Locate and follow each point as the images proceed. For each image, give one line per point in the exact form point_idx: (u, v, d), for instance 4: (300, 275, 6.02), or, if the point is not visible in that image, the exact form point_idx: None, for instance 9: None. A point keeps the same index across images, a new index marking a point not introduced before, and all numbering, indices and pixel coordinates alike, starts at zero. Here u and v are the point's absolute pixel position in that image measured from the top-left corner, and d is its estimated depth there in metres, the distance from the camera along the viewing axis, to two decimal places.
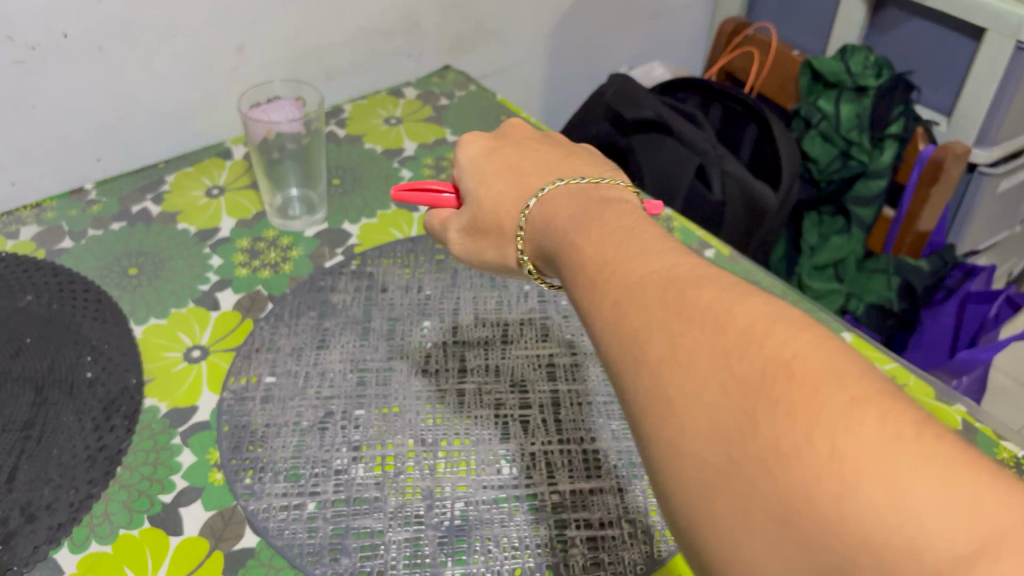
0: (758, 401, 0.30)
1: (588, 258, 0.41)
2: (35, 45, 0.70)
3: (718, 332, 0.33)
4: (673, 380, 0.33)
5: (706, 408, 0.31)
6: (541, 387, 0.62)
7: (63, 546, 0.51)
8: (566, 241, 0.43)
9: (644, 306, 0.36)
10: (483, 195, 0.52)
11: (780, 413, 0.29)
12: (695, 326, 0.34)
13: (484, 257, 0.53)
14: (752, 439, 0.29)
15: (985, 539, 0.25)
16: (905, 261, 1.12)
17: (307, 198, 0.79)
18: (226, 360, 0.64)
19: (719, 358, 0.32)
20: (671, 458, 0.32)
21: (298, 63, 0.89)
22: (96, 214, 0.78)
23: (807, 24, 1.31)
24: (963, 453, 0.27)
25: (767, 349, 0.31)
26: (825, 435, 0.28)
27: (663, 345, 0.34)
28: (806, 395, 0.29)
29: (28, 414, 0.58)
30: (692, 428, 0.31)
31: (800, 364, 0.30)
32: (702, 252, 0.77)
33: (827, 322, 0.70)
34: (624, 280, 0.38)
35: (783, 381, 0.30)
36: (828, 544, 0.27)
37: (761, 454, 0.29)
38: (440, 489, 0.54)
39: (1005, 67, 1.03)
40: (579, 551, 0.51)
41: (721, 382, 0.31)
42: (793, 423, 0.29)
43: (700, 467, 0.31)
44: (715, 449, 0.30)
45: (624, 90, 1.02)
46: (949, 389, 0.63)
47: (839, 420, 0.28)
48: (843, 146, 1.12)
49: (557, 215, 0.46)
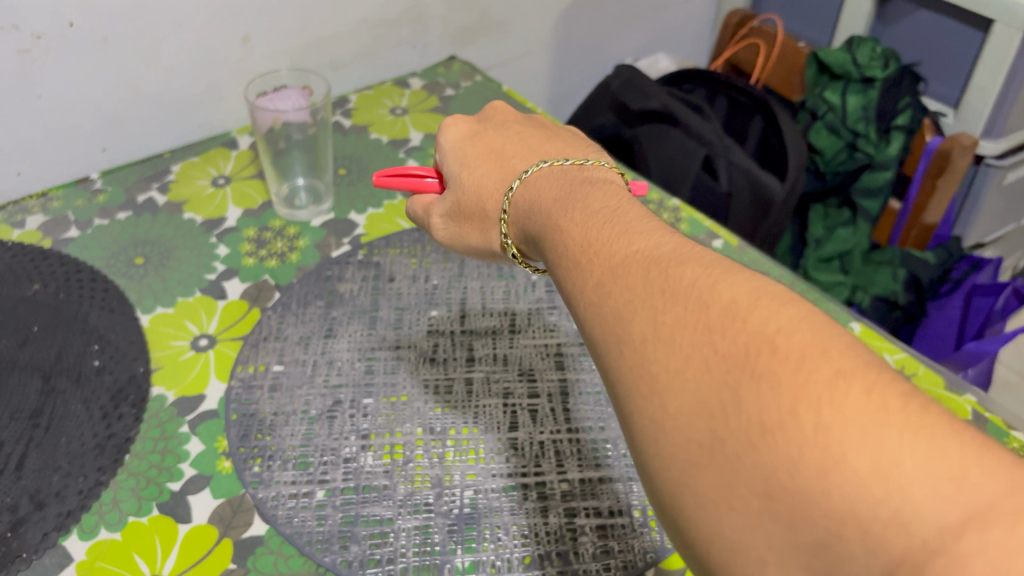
0: (741, 376, 0.30)
1: (571, 239, 0.41)
2: (41, 35, 0.70)
3: (700, 309, 0.33)
4: (656, 357, 0.33)
5: (688, 385, 0.31)
6: (550, 375, 0.62)
7: (73, 534, 0.51)
8: (549, 223, 0.43)
9: (626, 285, 0.36)
10: (466, 179, 0.52)
11: (763, 388, 0.29)
12: (677, 303, 0.34)
13: (472, 243, 0.52)
14: (736, 414, 0.30)
15: (973, 509, 0.25)
16: (911, 253, 1.11)
17: (313, 187, 0.79)
18: (233, 348, 0.63)
19: (702, 334, 0.32)
20: (654, 436, 0.32)
21: (303, 53, 0.89)
22: (101, 203, 0.77)
23: (813, 16, 1.31)
24: (950, 424, 0.27)
25: (754, 324, 0.31)
26: (810, 409, 0.28)
27: (645, 325, 0.34)
28: (790, 369, 0.29)
29: (37, 402, 0.58)
30: (675, 406, 0.31)
31: (784, 339, 0.30)
32: (710, 242, 0.77)
33: (836, 313, 0.69)
34: (607, 260, 0.38)
35: (767, 356, 0.30)
36: (813, 519, 0.27)
37: (746, 428, 0.29)
38: (450, 477, 0.54)
39: (1013, 58, 1.03)
40: (589, 539, 0.51)
41: (703, 358, 0.32)
42: (776, 398, 0.29)
43: (683, 444, 0.31)
44: (698, 425, 0.31)
45: (630, 82, 1.03)
46: (959, 378, 0.63)
47: (823, 393, 0.28)
48: (850, 138, 1.11)
49: (542, 198, 0.46)
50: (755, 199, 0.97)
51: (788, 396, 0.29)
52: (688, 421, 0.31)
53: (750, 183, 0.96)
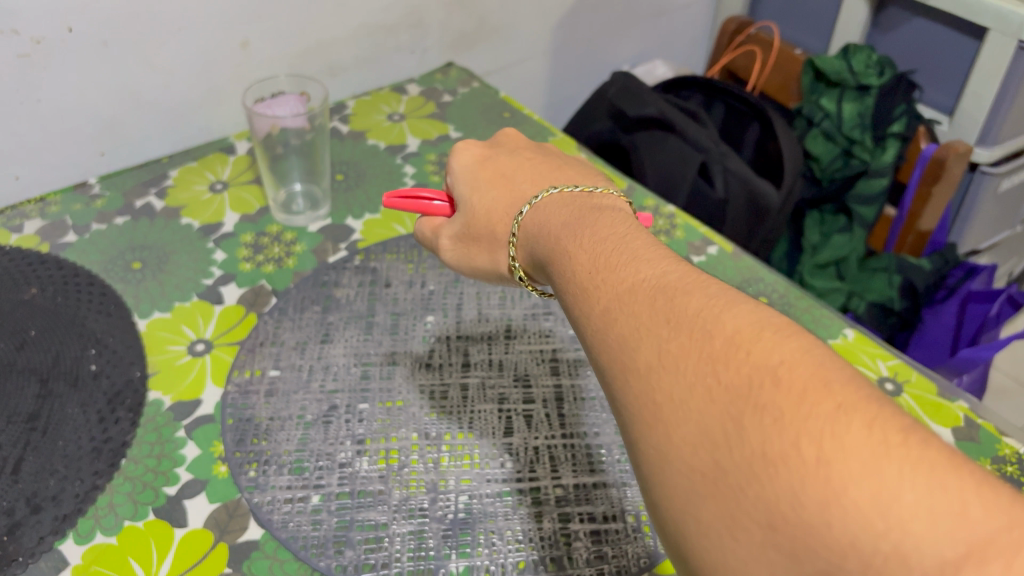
0: (745, 408, 0.31)
1: (579, 265, 0.41)
2: (40, 39, 0.70)
3: (705, 339, 0.34)
4: (660, 386, 0.33)
5: (692, 415, 0.32)
6: (544, 381, 0.62)
7: (68, 538, 0.51)
8: (558, 248, 0.44)
9: (632, 313, 0.37)
10: (477, 203, 0.52)
11: (766, 420, 0.30)
12: (682, 332, 0.34)
13: (481, 264, 0.52)
14: (739, 445, 0.30)
15: (973, 544, 0.25)
16: (906, 260, 1.12)
17: (311, 193, 0.79)
18: (230, 353, 0.64)
19: (706, 364, 0.33)
20: (658, 464, 0.32)
21: (302, 59, 0.89)
22: (100, 208, 0.78)
23: (809, 23, 1.31)
24: (950, 458, 0.28)
25: (758, 354, 0.32)
26: (813, 441, 0.28)
27: (650, 352, 0.35)
28: (793, 402, 0.30)
29: (34, 406, 0.58)
30: (679, 435, 0.32)
31: (786, 372, 0.31)
32: (705, 249, 0.77)
33: (830, 320, 0.70)
34: (614, 287, 0.39)
35: (770, 387, 0.30)
36: (813, 549, 0.27)
37: (750, 459, 0.30)
38: (444, 483, 0.54)
39: (1008, 66, 1.03)
40: (583, 544, 0.51)
41: (707, 390, 0.32)
42: (780, 430, 0.29)
43: (685, 473, 0.31)
44: (701, 455, 0.31)
45: (626, 89, 1.03)
46: (951, 385, 0.63)
47: (825, 425, 0.29)
48: (846, 145, 1.13)
49: (550, 222, 0.46)
50: (750, 207, 0.97)
51: (791, 429, 0.29)
52: (692, 451, 0.31)
53: (746, 190, 0.96)
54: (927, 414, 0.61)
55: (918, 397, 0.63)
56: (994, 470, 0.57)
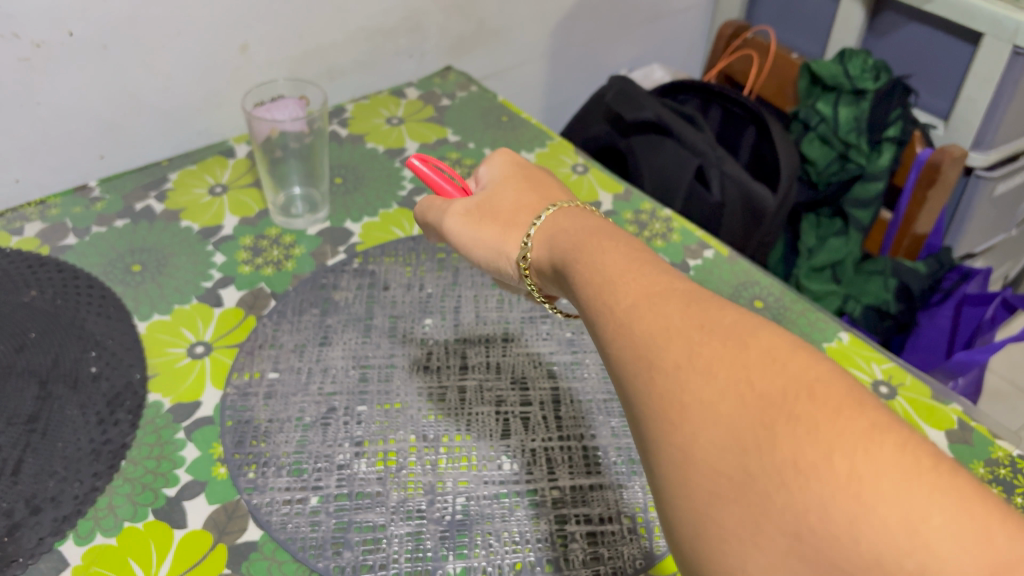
0: (778, 417, 0.31)
1: (608, 260, 0.42)
2: (41, 43, 0.71)
3: (740, 347, 0.34)
4: (689, 388, 0.34)
5: (721, 419, 0.32)
6: (542, 384, 0.63)
7: (68, 539, 0.51)
8: (582, 248, 0.44)
9: (663, 313, 0.37)
10: (508, 191, 0.53)
11: (799, 430, 0.30)
12: (715, 337, 0.35)
13: (486, 231, 0.51)
14: (770, 453, 0.30)
15: (992, 569, 0.27)
16: (902, 263, 1.12)
17: (309, 196, 0.80)
18: (229, 356, 0.64)
19: (740, 370, 0.33)
20: (681, 466, 0.33)
21: (301, 63, 0.90)
22: (99, 211, 0.78)
23: (806, 27, 1.32)
24: (976, 487, 0.29)
25: (794, 366, 0.32)
26: (846, 456, 0.29)
27: (680, 352, 0.35)
28: (828, 415, 0.30)
29: (33, 408, 0.58)
30: (705, 437, 0.32)
31: (822, 387, 0.31)
32: (702, 252, 0.77)
33: (825, 324, 0.70)
34: (645, 288, 0.39)
35: (805, 400, 0.31)
36: (837, 561, 0.28)
37: (780, 468, 0.30)
38: (442, 485, 0.55)
39: (1003, 71, 1.04)
40: (579, 546, 0.52)
41: (740, 395, 0.32)
42: (813, 442, 0.30)
43: (712, 477, 0.32)
44: (728, 461, 0.31)
45: (624, 93, 1.04)
46: (945, 388, 0.64)
47: (859, 442, 0.29)
48: (841, 148, 1.13)
49: (574, 225, 0.47)
50: (747, 209, 0.98)
51: (826, 442, 0.29)
52: (718, 456, 0.32)
53: (742, 194, 0.97)
54: (920, 417, 0.62)
55: (912, 400, 0.63)
56: (987, 473, 0.58)
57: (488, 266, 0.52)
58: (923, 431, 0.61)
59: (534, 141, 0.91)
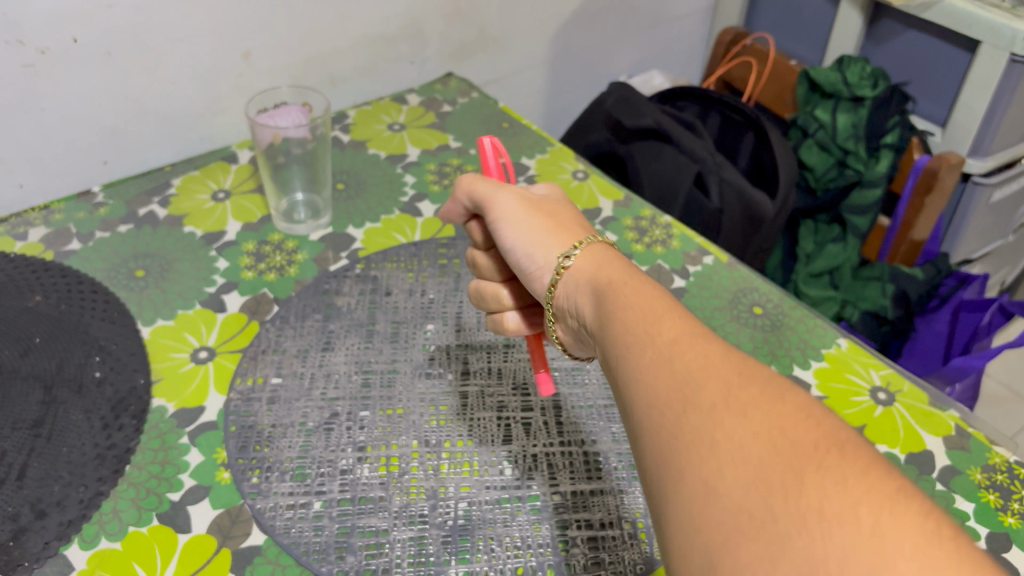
0: (806, 465, 0.34)
1: (652, 298, 0.46)
2: (46, 50, 0.71)
3: (776, 400, 0.38)
4: (722, 426, 0.37)
5: (751, 459, 0.35)
6: (543, 390, 0.63)
7: (74, 543, 0.52)
8: (627, 284, 0.47)
9: (701, 355, 0.41)
10: (568, 208, 0.56)
11: (827, 480, 0.34)
12: (753, 387, 0.39)
13: (540, 227, 0.53)
14: (797, 496, 0.33)
15: None
16: (900, 268, 1.13)
17: (312, 202, 0.80)
18: (232, 361, 0.65)
19: (775, 419, 0.37)
20: (703, 497, 0.35)
21: (303, 70, 0.91)
22: (103, 216, 0.78)
23: (804, 34, 1.33)
24: (990, 563, 0.31)
25: (827, 428, 0.36)
26: (872, 510, 0.32)
27: (716, 394, 0.39)
28: (856, 473, 0.34)
29: (38, 413, 0.58)
30: (731, 474, 0.35)
31: (851, 449, 0.35)
32: (701, 259, 0.78)
33: (824, 330, 0.71)
34: (688, 331, 0.43)
35: (835, 456, 0.35)
36: None
37: (804, 511, 0.33)
38: (444, 490, 0.55)
39: (1000, 78, 1.05)
40: (580, 551, 0.52)
41: (773, 441, 0.36)
42: (839, 492, 0.33)
43: (733, 512, 0.34)
44: (751, 498, 0.34)
45: (624, 99, 1.05)
46: (942, 395, 0.64)
47: (884, 502, 0.32)
48: (840, 156, 1.13)
49: (621, 262, 0.50)
50: (746, 216, 0.99)
51: (852, 494, 0.33)
52: (742, 493, 0.34)
53: (741, 200, 0.98)
54: (918, 423, 0.63)
55: (910, 407, 0.64)
56: (984, 479, 0.59)
57: (520, 253, 0.53)
58: (921, 437, 0.61)
59: (535, 147, 0.91)
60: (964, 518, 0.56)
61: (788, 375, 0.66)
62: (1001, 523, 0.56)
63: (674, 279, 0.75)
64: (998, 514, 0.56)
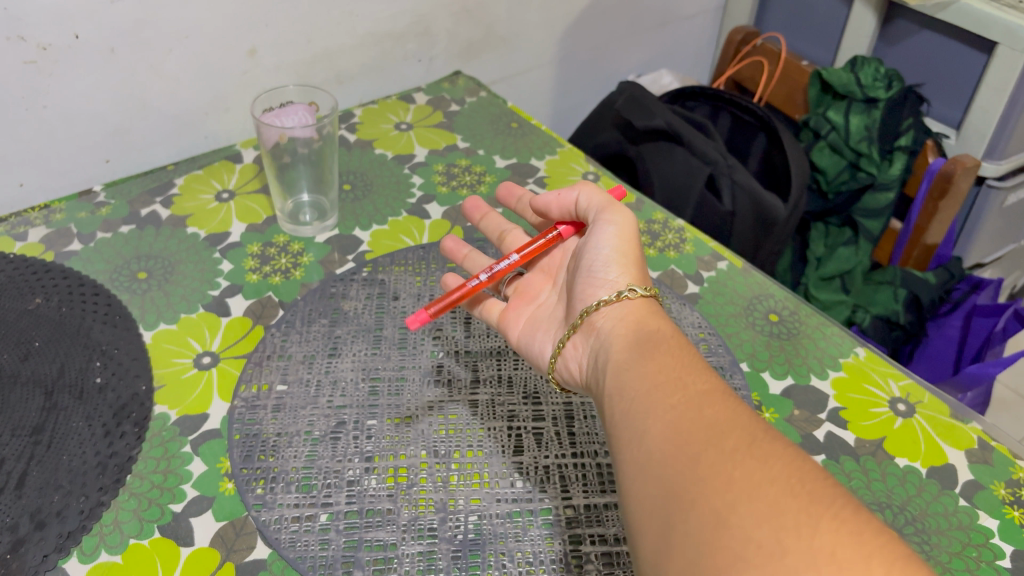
0: (823, 513, 0.37)
1: (688, 355, 0.49)
2: (47, 46, 0.70)
3: (799, 455, 0.41)
4: (742, 467, 0.39)
5: (766, 497, 0.38)
6: (555, 399, 0.61)
7: (73, 556, 0.50)
8: (669, 338, 0.50)
9: (729, 408, 0.44)
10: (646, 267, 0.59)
11: (843, 530, 0.36)
12: (775, 442, 0.41)
13: (630, 254, 0.56)
14: (809, 537, 0.36)
15: None
16: (912, 273, 1.11)
17: (318, 203, 0.78)
18: (236, 367, 0.63)
19: (793, 469, 0.39)
20: (715, 525, 0.37)
21: (310, 68, 0.89)
22: (105, 216, 0.77)
23: (816, 34, 1.31)
24: None
25: (842, 488, 0.39)
26: (884, 562, 0.35)
27: (738, 440, 0.41)
28: (871, 527, 0.37)
29: (38, 419, 0.57)
30: (746, 507, 0.38)
31: (865, 509, 0.38)
32: (714, 264, 0.76)
33: (840, 338, 0.69)
34: (719, 386, 0.46)
35: (850, 510, 0.38)
36: None
37: (815, 552, 0.35)
38: (454, 503, 0.54)
39: (1017, 81, 1.03)
40: (594, 567, 0.51)
41: (790, 486, 0.38)
42: (854, 542, 0.36)
43: (744, 542, 0.36)
44: (763, 530, 0.36)
45: (635, 99, 1.02)
46: (963, 406, 0.63)
47: (897, 558, 0.35)
48: (852, 158, 1.12)
49: (664, 319, 0.53)
50: (757, 220, 0.97)
51: (866, 545, 0.36)
52: (754, 525, 0.37)
53: (753, 204, 0.95)
54: (940, 436, 0.61)
55: (931, 418, 0.62)
56: (1009, 494, 0.57)
57: (601, 258, 0.56)
58: (943, 451, 0.60)
59: (544, 148, 0.89)
60: (988, 535, 0.55)
61: (804, 385, 0.65)
62: None
63: (687, 285, 0.74)
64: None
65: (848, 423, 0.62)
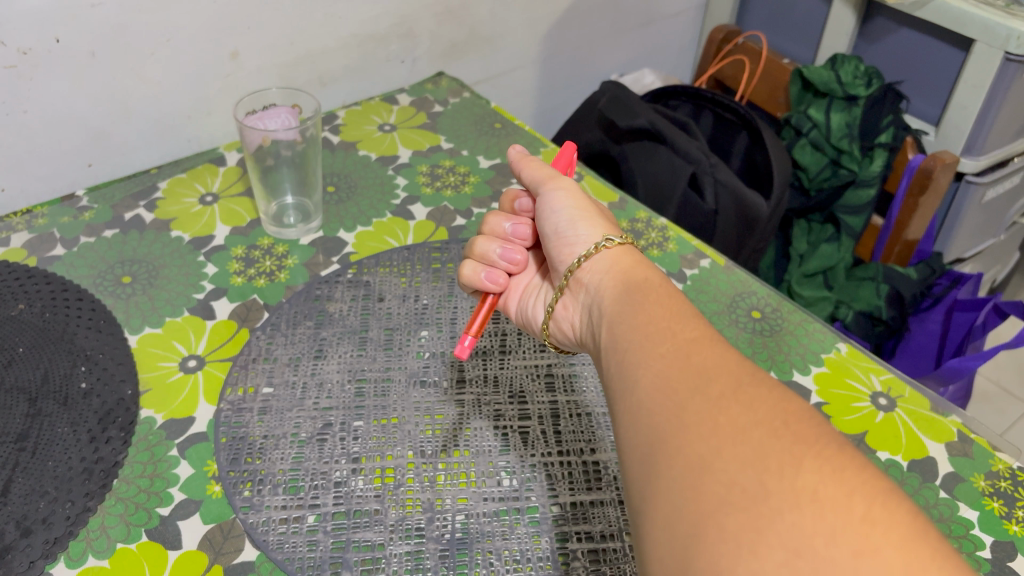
0: (808, 451, 0.38)
1: (678, 304, 0.49)
2: (28, 50, 0.70)
3: (785, 398, 0.41)
4: (727, 412, 0.40)
5: (752, 441, 0.38)
6: (541, 397, 0.62)
7: (60, 561, 0.50)
8: (657, 288, 0.51)
9: (717, 353, 0.44)
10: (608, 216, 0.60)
11: (825, 469, 0.37)
12: (761, 387, 0.42)
13: (590, 209, 0.58)
14: (792, 476, 0.37)
15: None
16: (894, 269, 1.13)
17: (302, 205, 0.78)
18: (222, 370, 0.63)
19: (780, 412, 0.40)
20: (699, 471, 0.38)
21: (292, 69, 0.89)
22: (88, 220, 0.77)
23: (797, 33, 1.33)
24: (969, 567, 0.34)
25: (830, 430, 0.40)
26: (865, 500, 0.35)
27: (725, 386, 0.42)
28: (853, 465, 0.37)
29: (22, 426, 0.57)
30: (729, 452, 0.38)
31: (850, 449, 0.38)
32: (697, 262, 0.77)
33: (823, 334, 0.70)
34: (709, 333, 0.46)
35: (834, 450, 0.38)
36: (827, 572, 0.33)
37: (795, 491, 0.36)
38: (440, 502, 0.54)
39: (994, 78, 1.05)
40: (580, 564, 0.51)
41: (774, 429, 0.39)
42: (836, 482, 0.36)
43: (727, 485, 0.37)
44: (746, 473, 0.37)
45: (617, 99, 1.03)
46: (943, 400, 0.64)
47: (877, 494, 0.36)
48: (834, 155, 1.13)
49: (651, 270, 0.53)
50: (741, 219, 0.97)
51: (847, 484, 0.36)
52: (738, 469, 0.37)
53: (735, 201, 0.96)
54: (920, 429, 0.62)
55: (912, 412, 0.63)
56: (988, 486, 0.58)
57: (565, 219, 0.57)
58: (924, 444, 0.61)
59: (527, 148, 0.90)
60: (968, 526, 0.56)
61: (787, 380, 0.66)
62: (1006, 531, 0.55)
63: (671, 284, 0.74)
64: (1003, 522, 0.56)
65: (831, 416, 0.63)
